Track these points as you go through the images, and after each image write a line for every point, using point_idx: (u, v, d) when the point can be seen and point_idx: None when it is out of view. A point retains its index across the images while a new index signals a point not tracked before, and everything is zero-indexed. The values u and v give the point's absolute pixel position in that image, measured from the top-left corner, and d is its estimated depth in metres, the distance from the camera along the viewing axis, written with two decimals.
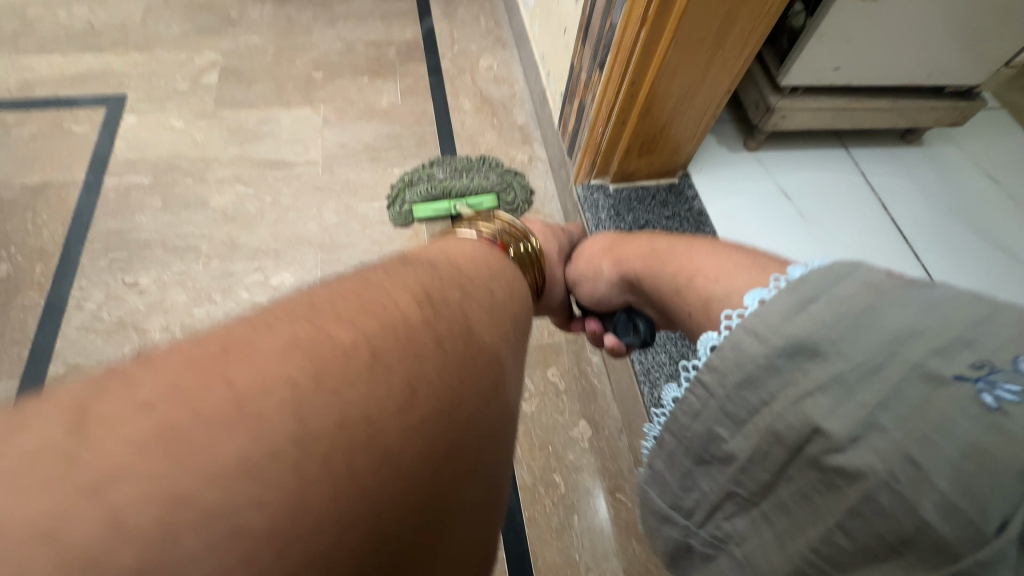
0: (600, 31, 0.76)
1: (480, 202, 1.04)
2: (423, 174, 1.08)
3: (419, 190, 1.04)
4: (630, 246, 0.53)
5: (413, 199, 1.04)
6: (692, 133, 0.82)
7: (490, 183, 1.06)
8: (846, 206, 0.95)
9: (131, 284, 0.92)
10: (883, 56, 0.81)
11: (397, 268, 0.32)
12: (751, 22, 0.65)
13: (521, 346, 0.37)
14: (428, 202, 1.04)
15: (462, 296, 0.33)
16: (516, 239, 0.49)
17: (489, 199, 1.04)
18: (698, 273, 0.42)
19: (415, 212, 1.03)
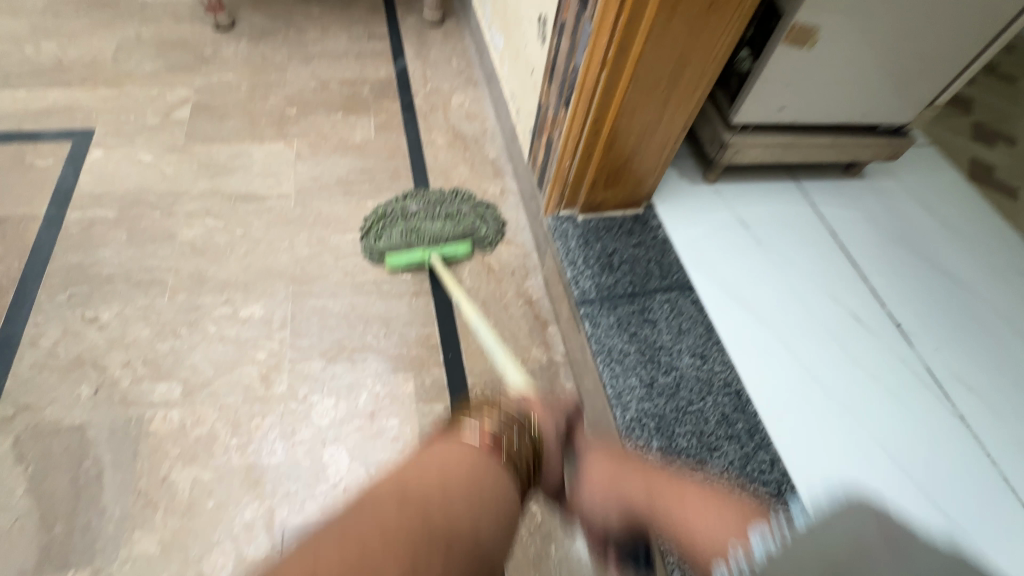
0: (565, 72, 0.81)
1: (453, 250, 1.03)
2: (394, 215, 1.05)
3: (391, 236, 1.01)
4: (632, 480, 0.60)
5: (386, 246, 1.01)
6: (653, 166, 0.87)
7: (463, 230, 1.05)
8: (800, 233, 1.01)
9: (91, 319, 0.89)
10: (822, 98, 0.89)
11: (401, 502, 0.45)
12: (701, 66, 0.71)
13: (503, 544, 0.49)
14: (401, 250, 1.02)
15: (448, 520, 0.45)
16: (514, 442, 0.55)
17: (464, 246, 1.03)
18: (704, 537, 0.51)
19: (389, 261, 1.00)
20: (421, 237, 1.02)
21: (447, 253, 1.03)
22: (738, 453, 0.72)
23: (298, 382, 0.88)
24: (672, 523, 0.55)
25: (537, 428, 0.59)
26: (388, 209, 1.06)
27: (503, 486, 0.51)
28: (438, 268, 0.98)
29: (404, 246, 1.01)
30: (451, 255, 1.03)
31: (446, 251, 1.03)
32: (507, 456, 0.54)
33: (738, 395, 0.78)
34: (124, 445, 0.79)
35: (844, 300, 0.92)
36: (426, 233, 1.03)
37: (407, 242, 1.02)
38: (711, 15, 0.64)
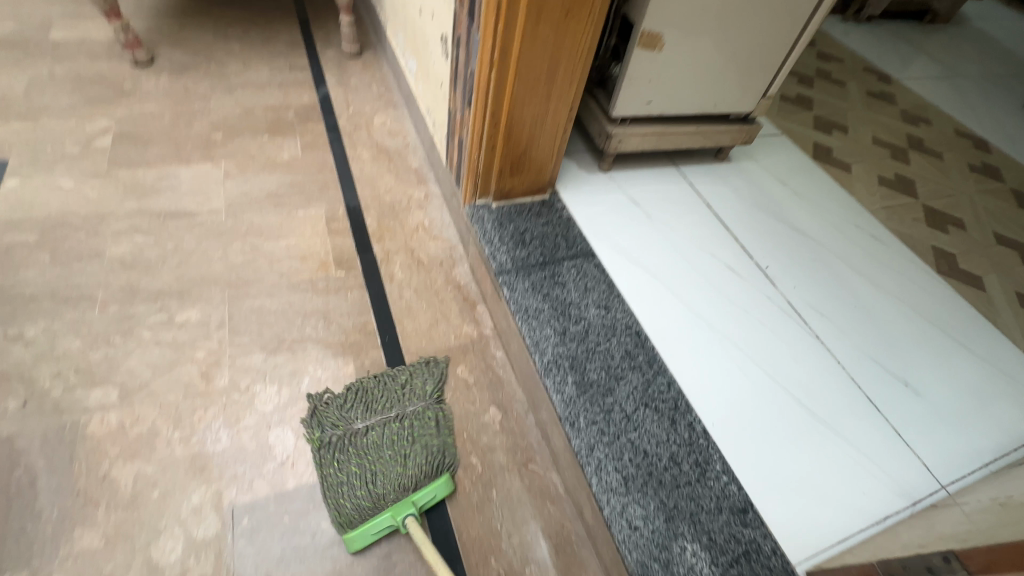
0: (465, 77, 0.94)
1: (429, 494, 0.82)
2: (340, 470, 0.81)
3: (347, 507, 0.77)
4: None
5: (344, 522, 0.77)
6: (550, 155, 1.02)
7: (431, 457, 0.84)
8: (681, 207, 1.20)
9: (16, 336, 0.89)
10: (680, 92, 1.09)
11: None
12: (572, 64, 0.86)
13: None
14: (365, 520, 0.77)
15: None
16: None
17: (443, 485, 0.82)
18: None
19: (356, 545, 0.76)
20: (387, 492, 0.79)
21: (424, 501, 0.81)
22: (641, 379, 0.84)
23: (239, 375, 0.91)
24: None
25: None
26: (330, 457, 0.82)
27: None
28: (419, 535, 0.75)
29: (369, 515, 0.77)
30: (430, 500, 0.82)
31: (422, 498, 0.81)
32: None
33: (638, 334, 0.91)
34: (60, 450, 0.79)
35: (720, 255, 1.10)
36: (388, 481, 0.80)
37: (369, 510, 0.77)
38: (570, 20, 0.79)
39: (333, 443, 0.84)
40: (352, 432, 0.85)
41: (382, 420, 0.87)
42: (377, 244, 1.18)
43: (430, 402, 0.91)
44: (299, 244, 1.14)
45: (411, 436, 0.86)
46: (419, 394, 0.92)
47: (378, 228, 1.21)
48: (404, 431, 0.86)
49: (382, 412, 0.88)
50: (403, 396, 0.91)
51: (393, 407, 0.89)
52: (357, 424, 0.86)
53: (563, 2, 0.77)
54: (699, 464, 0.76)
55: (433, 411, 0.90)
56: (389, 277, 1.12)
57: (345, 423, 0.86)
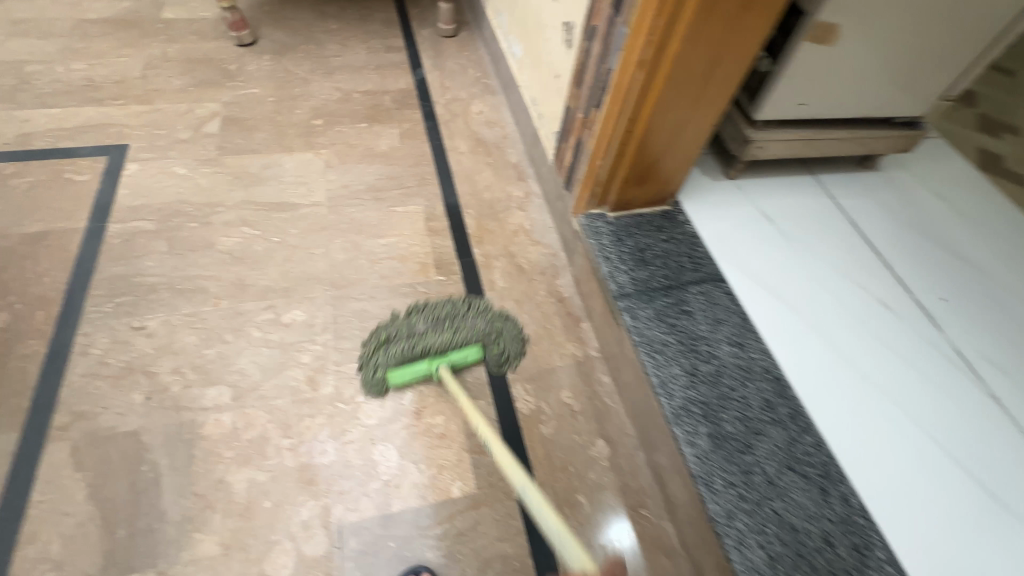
0: (597, 75, 0.84)
1: (463, 355, 0.92)
2: (393, 341, 0.92)
3: (391, 353, 0.89)
4: None
5: (387, 361, 0.89)
6: (683, 163, 0.90)
7: (473, 334, 0.94)
8: (822, 225, 1.04)
9: (139, 327, 0.91)
10: (841, 93, 0.92)
11: None
12: (733, 64, 0.73)
13: None
14: (405, 363, 0.89)
15: None
16: None
17: (475, 349, 0.92)
18: None
19: (390, 379, 0.87)
20: (428, 346, 0.91)
21: (456, 359, 0.91)
22: (784, 436, 0.74)
23: (343, 383, 0.89)
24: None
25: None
26: (386, 334, 0.93)
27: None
28: (447, 378, 0.86)
29: (410, 358, 0.90)
30: (461, 361, 0.92)
31: (455, 356, 0.91)
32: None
33: (778, 380, 0.80)
34: (180, 449, 0.80)
35: (870, 288, 0.95)
36: (432, 342, 0.92)
37: (411, 353, 0.90)
38: (744, 15, 0.66)
39: (395, 322, 0.96)
40: (415, 317, 0.97)
41: (443, 315, 0.97)
42: (477, 248, 1.12)
43: (487, 317, 0.98)
44: (400, 243, 1.10)
45: (463, 328, 0.95)
46: (480, 308, 0.99)
47: (477, 229, 1.15)
48: (456, 325, 0.95)
49: (441, 312, 0.97)
50: (468, 307, 0.99)
51: (452, 310, 0.98)
52: (422, 314, 0.97)
53: None
54: (857, 548, 0.66)
55: (487, 319, 0.97)
56: (490, 285, 1.06)
57: (411, 311, 0.97)
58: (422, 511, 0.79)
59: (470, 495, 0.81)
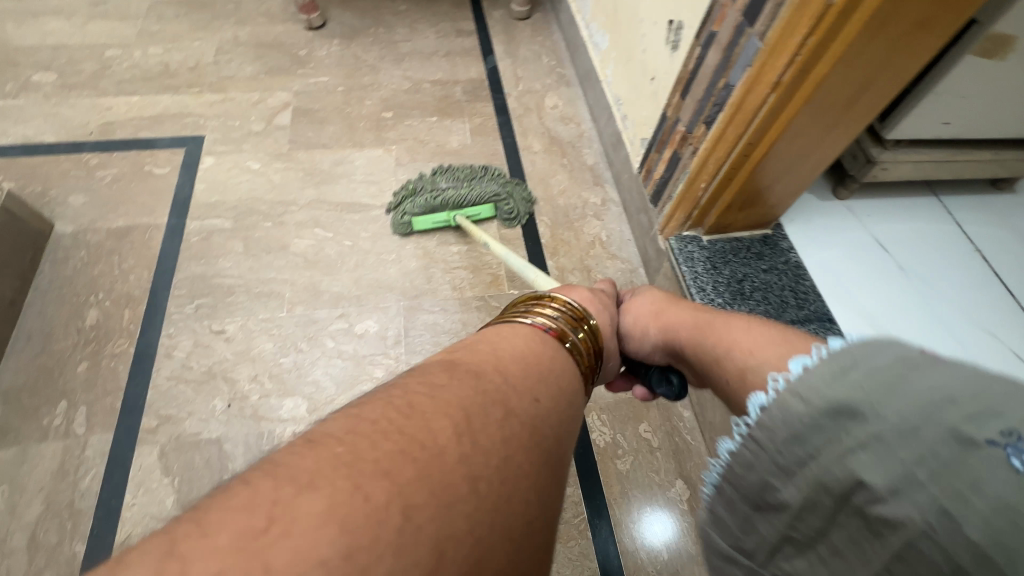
0: (711, 89, 0.75)
1: (478, 212, 1.07)
2: (421, 194, 1.07)
3: (417, 202, 1.04)
4: (583, 294, 0.55)
5: (413, 208, 1.04)
6: (798, 187, 0.80)
7: (487, 193, 1.07)
8: (947, 258, 0.92)
9: (218, 331, 0.92)
10: (994, 112, 0.79)
11: (434, 382, 0.33)
12: (887, 86, 0.63)
13: (570, 416, 0.39)
14: (427, 211, 1.05)
15: (499, 366, 0.37)
16: (575, 324, 0.47)
17: (488, 207, 1.07)
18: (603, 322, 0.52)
19: (416, 223, 1.04)
20: (447, 200, 1.05)
21: (471, 213, 1.06)
22: None
23: None
24: (724, 379, 0.46)
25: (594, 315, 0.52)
26: (415, 187, 1.08)
27: (564, 370, 0.41)
28: (463, 224, 1.02)
29: (432, 208, 1.05)
30: (475, 216, 1.07)
31: (470, 211, 1.06)
32: (571, 346, 0.45)
33: None
34: (260, 460, 0.81)
35: (1004, 338, 0.84)
36: (451, 195, 1.06)
37: (433, 205, 1.05)
38: (920, 33, 0.56)
39: (421, 179, 1.09)
40: (439, 177, 1.10)
41: (464, 176, 1.10)
42: (551, 260, 1.06)
43: (501, 181, 1.10)
44: (471, 251, 1.05)
45: (480, 188, 1.08)
46: (495, 174, 1.11)
47: (552, 238, 1.09)
48: (473, 183, 1.08)
49: (461, 173, 1.10)
50: (486, 172, 1.12)
51: (471, 172, 1.11)
52: (446, 172, 1.11)
53: (922, 12, 0.53)
54: None
55: (499, 181, 1.10)
56: None
57: (435, 171, 1.11)
58: None
59: None
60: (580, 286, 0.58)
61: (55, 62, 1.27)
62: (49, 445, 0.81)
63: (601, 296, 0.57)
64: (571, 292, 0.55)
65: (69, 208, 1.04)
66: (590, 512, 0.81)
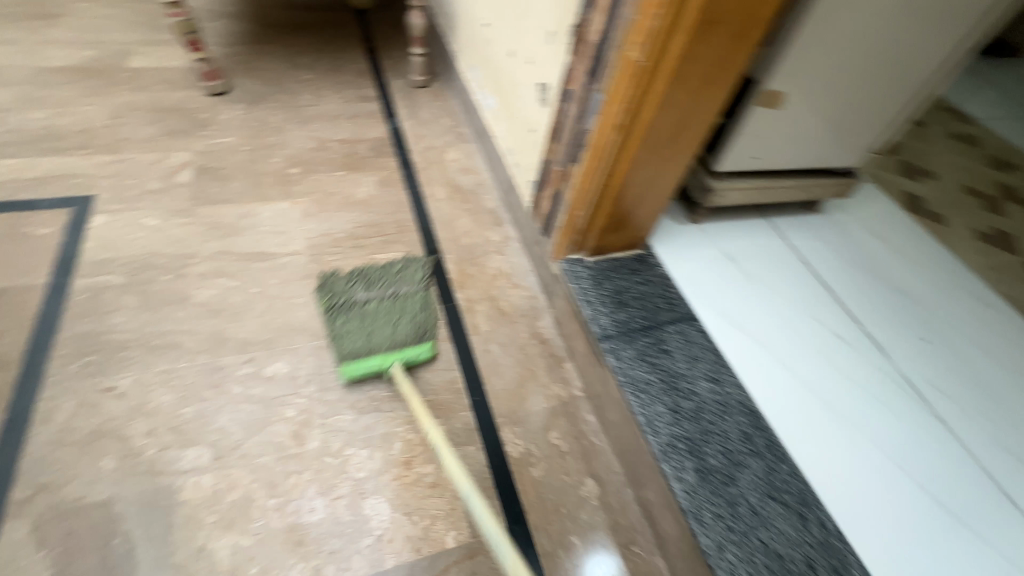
0: (573, 134, 0.91)
1: (415, 352, 0.97)
2: (343, 321, 1.00)
3: (344, 343, 0.94)
4: None
5: (341, 355, 0.93)
6: (654, 212, 0.97)
7: (419, 329, 1.01)
8: (778, 264, 1.13)
9: (108, 388, 0.87)
10: (787, 148, 1.03)
11: None
12: (698, 127, 0.81)
13: None
14: (358, 358, 0.93)
15: None
16: None
17: (427, 346, 0.98)
18: None
19: (349, 374, 0.91)
20: (380, 343, 0.95)
21: (409, 356, 0.96)
22: (763, 467, 0.78)
23: (330, 437, 0.88)
24: None
25: None
26: (335, 315, 1.00)
27: None
28: (400, 378, 0.91)
29: (363, 354, 0.93)
30: (414, 358, 0.97)
31: (406, 355, 0.96)
32: None
33: (753, 413, 0.85)
34: (156, 518, 0.76)
35: (826, 322, 1.04)
36: (381, 338, 0.96)
37: (364, 350, 0.94)
38: (708, 87, 0.74)
39: (339, 300, 1.03)
40: (354, 294, 1.05)
41: (380, 291, 1.06)
42: (459, 292, 1.14)
43: (419, 284, 1.11)
44: None
45: (406, 305, 1.04)
46: (406, 277, 1.11)
47: (458, 273, 1.18)
48: (397, 302, 1.05)
49: (381, 289, 1.06)
50: (400, 277, 1.11)
51: (390, 287, 1.08)
52: (360, 286, 1.07)
53: (705, 71, 0.72)
54: (836, 571, 0.70)
55: (422, 291, 1.09)
56: (474, 329, 1.08)
57: (352, 285, 1.06)
58: (417, 567, 0.78)
59: (466, 545, 0.81)
60: None
61: None
62: None
63: None
64: None
65: None
66: (508, 520, 0.85)
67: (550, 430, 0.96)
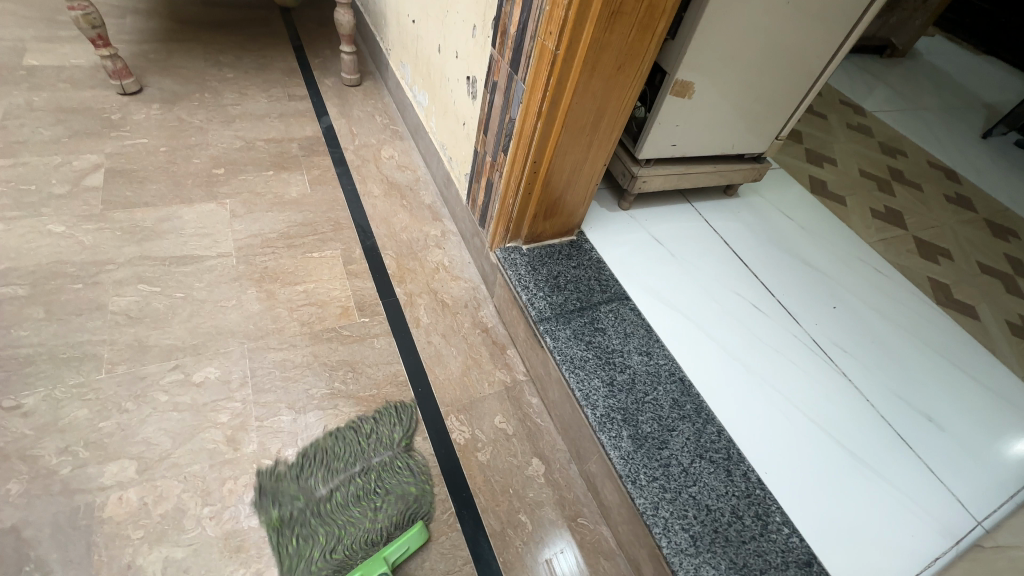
0: (501, 124, 0.94)
1: (402, 548, 0.78)
2: (300, 526, 0.79)
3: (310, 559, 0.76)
4: None
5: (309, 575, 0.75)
6: (583, 198, 1.01)
7: (401, 514, 0.82)
8: (701, 244, 1.22)
9: (13, 407, 0.80)
10: (701, 136, 1.11)
11: None
12: (615, 113, 0.86)
13: None
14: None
15: None
16: None
17: (416, 537, 0.79)
18: None
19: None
20: (357, 554, 0.78)
21: (395, 554, 0.77)
22: (692, 429, 0.84)
23: (268, 438, 0.85)
24: None
25: None
26: (286, 520, 0.78)
27: None
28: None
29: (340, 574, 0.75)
30: (401, 553, 0.78)
31: (393, 553, 0.77)
32: None
33: (682, 381, 0.91)
34: (74, 539, 0.71)
35: (744, 294, 1.13)
36: (355, 545, 0.78)
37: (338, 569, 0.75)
38: (621, 74, 0.79)
39: (291, 495, 0.81)
40: (312, 489, 0.82)
41: (342, 477, 0.84)
42: (399, 287, 1.14)
43: (394, 448, 0.89)
44: (318, 289, 1.08)
45: (381, 489, 0.84)
46: (377, 443, 0.89)
47: (398, 269, 1.18)
48: (368, 483, 0.84)
49: (343, 468, 0.85)
50: (369, 441, 0.89)
51: (356, 460, 0.86)
52: (318, 473, 0.83)
53: (616, 59, 0.76)
54: (760, 517, 0.76)
55: (397, 459, 0.88)
56: (416, 323, 1.08)
57: (304, 465, 0.84)
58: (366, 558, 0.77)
59: None
60: None
61: None
62: None
63: None
64: None
65: None
66: (457, 505, 0.85)
67: (495, 415, 0.97)
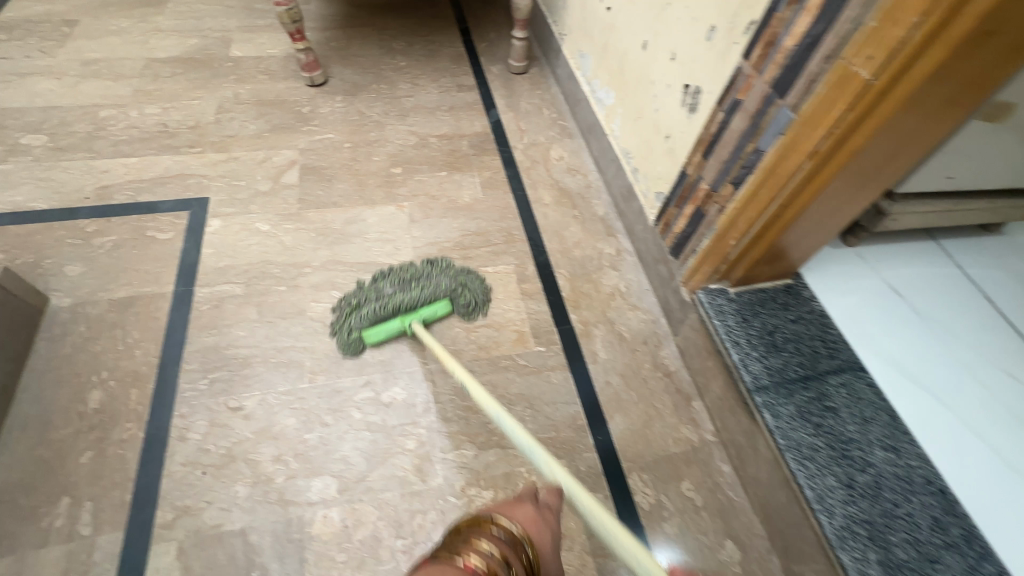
0: (738, 152, 0.78)
1: (433, 312, 0.98)
2: (363, 302, 0.97)
3: (364, 314, 0.94)
4: (521, 513, 0.52)
5: (360, 323, 0.94)
6: (822, 242, 0.83)
7: (440, 291, 0.99)
8: (955, 300, 0.96)
9: (236, 408, 0.87)
10: (991, 168, 0.85)
11: None
12: (915, 152, 0.66)
13: None
14: (377, 322, 0.95)
15: None
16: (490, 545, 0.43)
17: (443, 304, 0.99)
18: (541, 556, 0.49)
19: (365, 338, 0.93)
20: (397, 307, 0.96)
21: (427, 315, 0.97)
22: (964, 565, 0.66)
23: (453, 473, 0.84)
24: None
25: (535, 547, 0.49)
26: (357, 302, 0.97)
27: None
28: (420, 333, 0.92)
29: (383, 318, 0.95)
30: (431, 316, 0.98)
31: (425, 311, 0.97)
32: None
33: (943, 494, 0.72)
34: (289, 550, 0.75)
35: (1021, 376, 0.87)
36: (401, 303, 0.96)
37: (383, 314, 0.95)
38: (946, 109, 0.59)
39: (363, 288, 1.00)
40: (381, 281, 1.01)
41: (409, 275, 1.01)
42: (574, 314, 1.06)
43: (452, 273, 1.03)
44: (494, 309, 1.04)
45: (428, 282, 1.00)
46: (445, 265, 1.04)
47: (572, 291, 1.09)
48: (422, 282, 1.00)
49: (406, 277, 1.01)
50: (432, 267, 1.03)
51: (418, 271, 1.02)
52: (388, 279, 1.01)
53: (951, 91, 0.57)
54: None
55: (449, 278, 1.01)
56: (593, 358, 1.00)
57: (376, 277, 1.01)
58: None
59: None
60: (523, 509, 0.53)
61: (45, 125, 1.23)
62: (51, 552, 0.73)
63: (546, 518, 0.54)
64: (513, 515, 0.51)
65: (66, 280, 0.99)
66: None
67: (681, 480, 0.87)
